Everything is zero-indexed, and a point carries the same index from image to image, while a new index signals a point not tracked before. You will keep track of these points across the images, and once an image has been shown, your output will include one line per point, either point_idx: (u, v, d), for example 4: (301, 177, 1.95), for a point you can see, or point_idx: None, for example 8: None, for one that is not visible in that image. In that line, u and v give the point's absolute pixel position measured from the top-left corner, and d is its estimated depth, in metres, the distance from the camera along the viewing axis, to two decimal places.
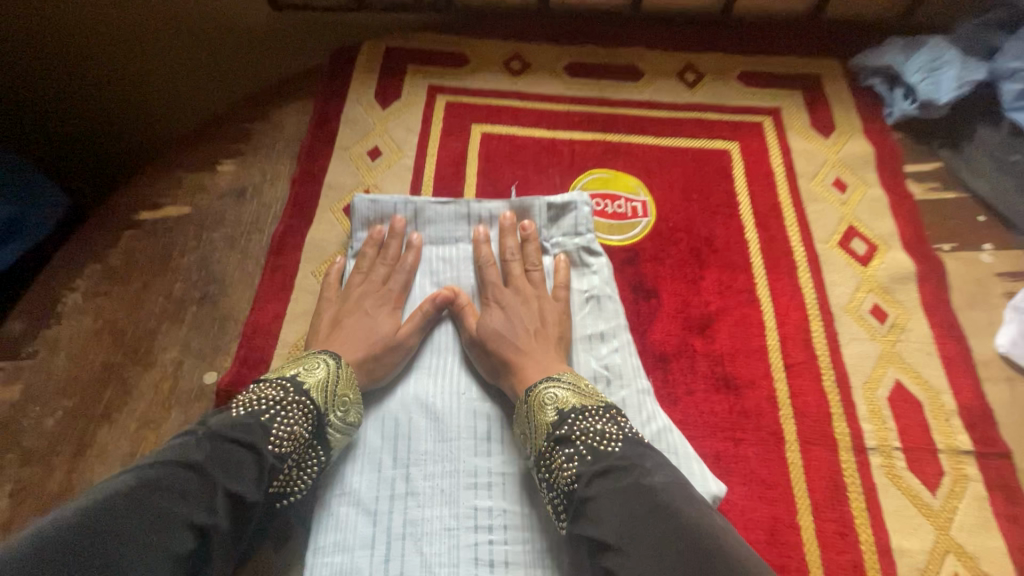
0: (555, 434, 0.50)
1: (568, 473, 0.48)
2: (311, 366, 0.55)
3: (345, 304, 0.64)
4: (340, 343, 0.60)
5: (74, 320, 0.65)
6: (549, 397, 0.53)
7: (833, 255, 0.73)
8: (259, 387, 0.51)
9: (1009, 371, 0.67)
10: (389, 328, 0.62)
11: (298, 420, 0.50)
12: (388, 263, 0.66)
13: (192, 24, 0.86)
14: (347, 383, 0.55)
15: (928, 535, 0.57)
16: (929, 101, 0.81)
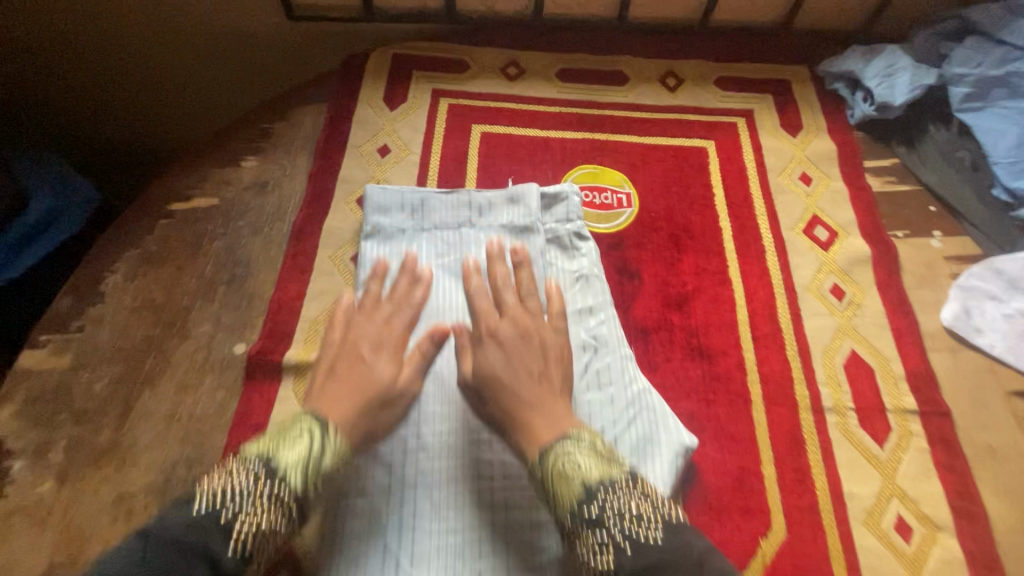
0: (584, 513, 0.49)
1: (599, 561, 0.47)
2: (293, 437, 0.52)
3: (343, 349, 0.64)
4: (334, 393, 0.59)
5: (116, 297, 0.72)
6: (574, 467, 0.52)
7: (798, 241, 0.82)
8: (234, 471, 0.48)
9: (952, 342, 0.75)
10: (386, 378, 0.62)
11: (274, 515, 0.47)
12: (395, 301, 0.69)
13: (220, 35, 0.97)
14: (333, 455, 0.53)
15: (875, 481, 0.64)
16: (885, 103, 0.90)
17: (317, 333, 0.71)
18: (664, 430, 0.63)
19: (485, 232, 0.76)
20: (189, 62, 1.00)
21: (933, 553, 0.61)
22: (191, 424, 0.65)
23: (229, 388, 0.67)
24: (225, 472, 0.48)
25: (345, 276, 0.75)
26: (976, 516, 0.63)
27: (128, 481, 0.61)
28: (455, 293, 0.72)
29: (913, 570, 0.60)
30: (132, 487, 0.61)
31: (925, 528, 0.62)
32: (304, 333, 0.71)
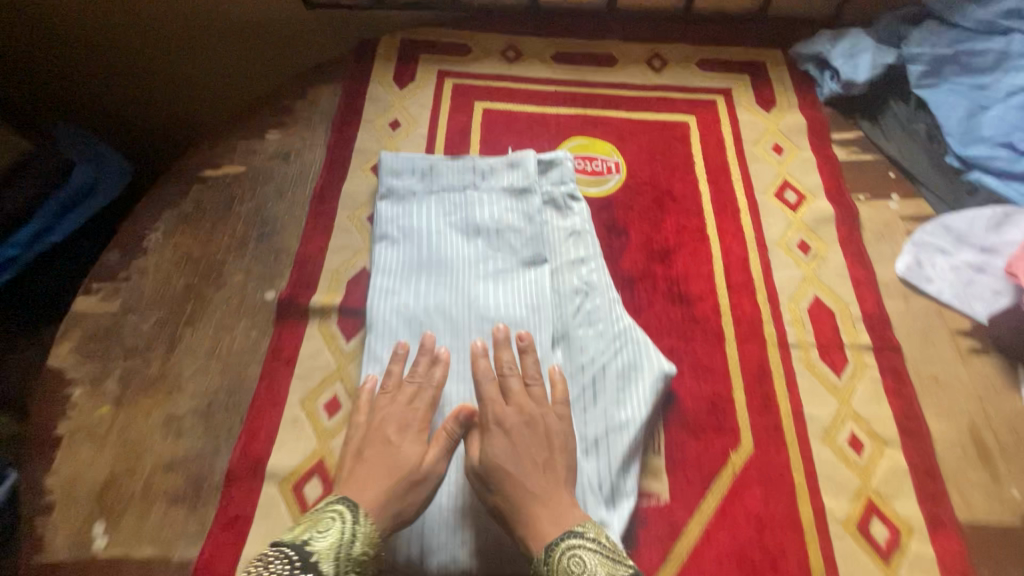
0: None
1: None
2: (321, 528, 0.55)
3: (369, 432, 0.63)
4: (361, 479, 0.59)
5: (158, 252, 0.81)
6: (579, 564, 0.53)
7: (770, 203, 0.91)
8: (270, 559, 0.52)
9: (905, 289, 0.84)
10: (414, 459, 0.61)
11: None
12: (417, 381, 0.67)
13: (245, 23, 1.08)
14: (364, 542, 0.55)
15: (832, 404, 0.73)
16: (849, 80, 0.99)
17: (339, 282, 0.79)
18: (647, 359, 0.72)
19: (488, 192, 0.85)
20: (204, 52, 1.12)
21: (881, 463, 0.69)
22: (229, 358, 0.73)
23: (262, 328, 0.75)
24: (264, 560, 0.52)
25: (362, 234, 0.84)
26: (921, 433, 0.72)
27: (175, 405, 0.70)
28: (462, 245, 0.81)
29: (864, 476, 0.68)
30: (179, 410, 0.69)
31: (876, 442, 0.71)
32: (327, 282, 0.79)
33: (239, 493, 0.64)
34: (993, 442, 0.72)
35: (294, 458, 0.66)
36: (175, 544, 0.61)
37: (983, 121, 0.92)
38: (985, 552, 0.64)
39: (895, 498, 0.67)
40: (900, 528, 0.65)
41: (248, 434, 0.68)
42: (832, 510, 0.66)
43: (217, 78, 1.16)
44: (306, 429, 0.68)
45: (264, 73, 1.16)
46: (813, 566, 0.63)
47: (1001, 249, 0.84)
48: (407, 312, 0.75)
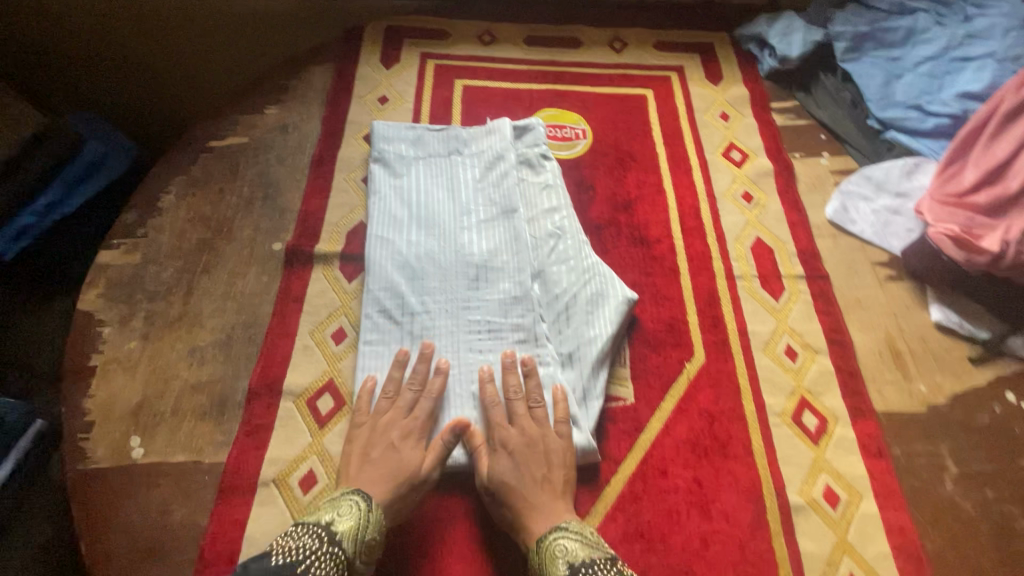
0: None
1: None
2: (342, 511, 0.63)
3: (374, 433, 0.70)
4: (369, 476, 0.67)
5: (172, 211, 0.89)
6: (562, 549, 0.61)
7: (718, 161, 1.04)
8: (299, 532, 0.61)
9: (834, 230, 0.97)
10: (415, 461, 0.68)
11: (329, 569, 0.58)
12: (416, 388, 0.73)
13: (243, 15, 1.18)
14: (375, 528, 0.63)
15: (770, 323, 0.86)
16: (784, 56, 1.12)
17: (339, 234, 0.89)
18: (613, 288, 0.83)
19: (471, 156, 0.95)
20: (192, 42, 1.21)
21: (812, 367, 0.83)
22: (243, 299, 0.82)
23: (272, 274, 0.84)
24: (294, 535, 0.61)
25: (358, 193, 0.93)
26: (845, 343, 0.85)
27: (196, 339, 0.78)
28: (448, 201, 0.91)
29: (797, 378, 0.81)
30: (202, 343, 0.78)
31: (808, 351, 0.84)
32: (329, 234, 0.89)
33: (260, 408, 0.74)
34: (904, 349, 0.85)
35: (306, 378, 0.76)
36: (206, 451, 0.71)
37: (898, 87, 1.05)
38: (895, 432, 0.78)
39: (823, 394, 0.80)
40: (827, 417, 0.78)
41: (265, 360, 0.77)
42: (771, 405, 0.79)
43: (203, 66, 1.25)
44: (316, 354, 0.78)
45: (246, 60, 1.25)
46: (755, 449, 0.75)
47: (912, 193, 0.98)
48: (400, 259, 0.84)
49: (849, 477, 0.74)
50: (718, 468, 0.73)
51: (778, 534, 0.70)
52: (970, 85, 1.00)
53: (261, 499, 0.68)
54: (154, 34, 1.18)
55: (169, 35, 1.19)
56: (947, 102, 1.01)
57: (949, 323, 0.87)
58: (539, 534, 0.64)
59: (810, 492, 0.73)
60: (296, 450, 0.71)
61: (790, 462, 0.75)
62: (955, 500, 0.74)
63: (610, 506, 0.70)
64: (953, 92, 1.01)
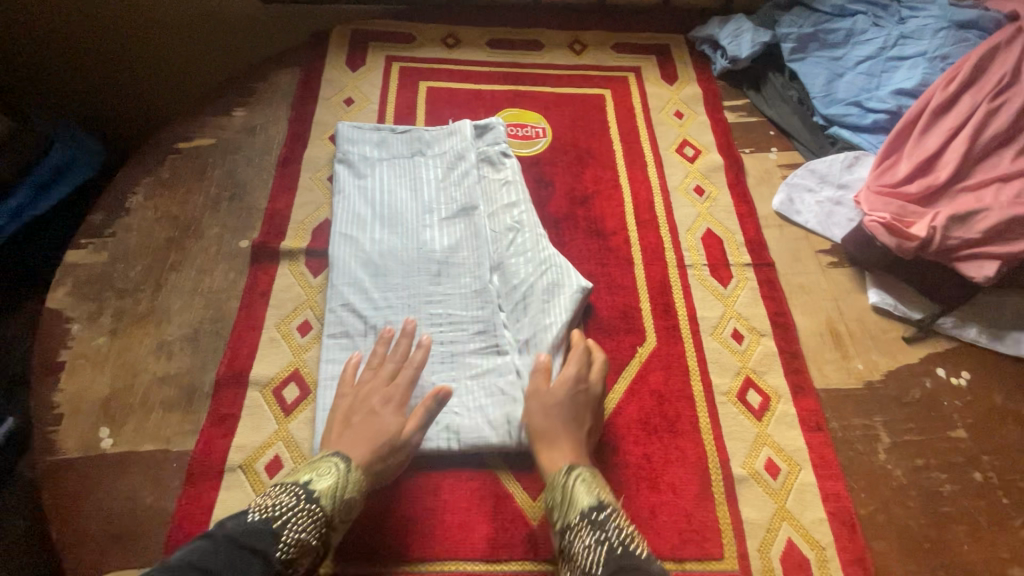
0: (592, 515, 0.64)
1: (592, 558, 0.61)
2: (322, 472, 0.66)
3: (356, 399, 0.73)
4: (350, 440, 0.69)
5: (140, 212, 0.91)
6: (591, 483, 0.67)
7: (672, 157, 1.09)
8: (279, 493, 0.64)
9: (780, 221, 1.03)
10: (395, 427, 0.71)
11: (306, 526, 0.61)
12: (398, 360, 0.76)
13: (212, 20, 1.20)
14: (352, 487, 0.66)
15: (719, 308, 0.91)
16: (734, 57, 1.18)
17: (304, 231, 0.92)
18: (569, 277, 0.87)
19: (433, 157, 0.99)
20: (162, 44, 1.22)
21: (757, 349, 0.87)
22: (211, 295, 0.85)
23: (239, 270, 0.87)
24: (273, 495, 0.64)
25: (323, 191, 0.96)
26: (788, 326, 0.90)
27: (165, 333, 0.81)
28: (411, 200, 0.94)
29: (743, 359, 0.86)
30: (170, 337, 0.80)
31: (753, 335, 0.89)
32: (295, 231, 0.91)
33: (227, 397, 0.76)
34: (844, 330, 0.91)
35: (272, 368, 0.79)
36: (174, 440, 0.73)
37: (839, 85, 1.11)
38: (833, 407, 0.83)
39: (767, 373, 0.85)
40: (770, 395, 0.83)
41: (232, 352, 0.80)
42: (717, 385, 0.83)
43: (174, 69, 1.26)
44: (282, 346, 0.81)
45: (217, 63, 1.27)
46: (702, 425, 0.80)
47: (852, 184, 1.03)
48: (364, 256, 0.87)
49: (789, 450, 0.79)
50: (667, 444, 0.78)
51: (721, 504, 0.74)
52: (903, 82, 1.06)
53: (229, 484, 0.70)
54: (125, 38, 1.20)
55: (140, 39, 1.21)
56: (884, 99, 1.07)
57: (886, 306, 0.92)
58: (561, 465, 0.69)
59: (753, 465, 0.77)
60: (263, 437, 0.74)
61: (735, 437, 0.79)
62: (888, 468, 0.79)
63: None
64: (890, 89, 1.07)
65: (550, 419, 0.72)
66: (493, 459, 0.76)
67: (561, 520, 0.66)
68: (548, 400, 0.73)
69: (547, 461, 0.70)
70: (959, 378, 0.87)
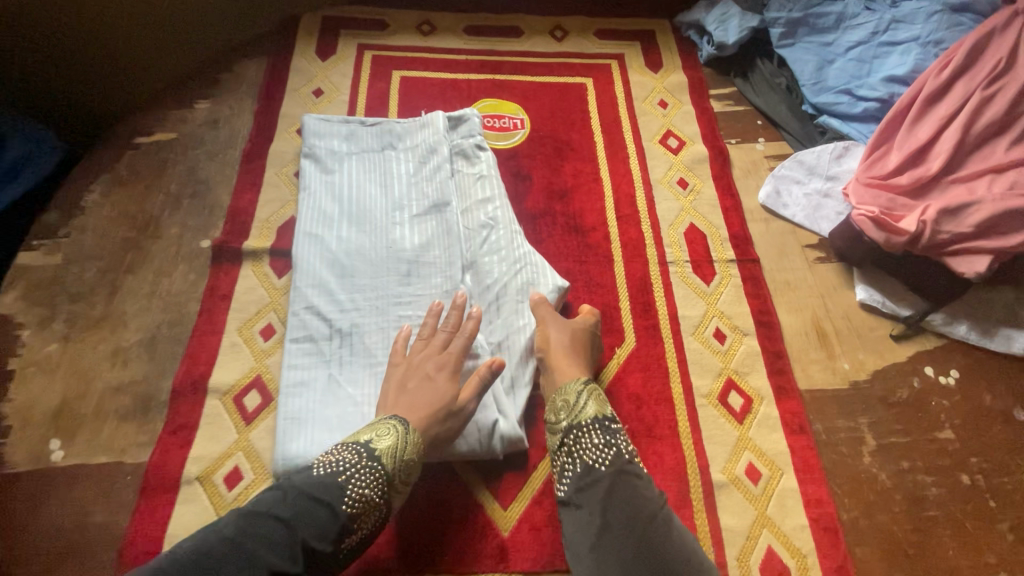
0: (604, 423, 0.70)
1: (600, 456, 0.68)
2: (382, 432, 0.67)
3: (410, 368, 0.73)
4: (407, 403, 0.70)
5: (96, 211, 0.87)
6: (602, 396, 0.73)
7: (655, 148, 1.05)
8: (343, 449, 0.66)
9: (766, 214, 0.99)
10: (449, 394, 0.70)
11: (369, 483, 0.63)
12: (449, 330, 0.76)
13: None
14: (413, 448, 0.67)
15: (700, 307, 0.88)
16: (721, 43, 1.13)
17: (269, 230, 0.88)
18: (544, 276, 0.84)
19: (404, 150, 0.95)
20: None
21: (739, 349, 0.84)
22: (169, 298, 0.81)
23: (199, 272, 0.83)
24: (340, 450, 0.66)
25: (290, 187, 0.92)
26: (772, 324, 0.87)
27: (120, 339, 0.77)
28: (380, 196, 0.90)
29: (725, 360, 0.83)
30: (126, 343, 0.77)
31: (735, 334, 0.86)
32: (259, 230, 0.88)
33: (185, 406, 0.73)
34: (830, 329, 0.88)
35: (232, 375, 0.76)
36: (128, 452, 0.70)
37: (829, 72, 1.07)
38: (818, 409, 0.80)
39: (749, 374, 0.82)
40: (752, 397, 0.80)
41: (190, 359, 0.76)
42: (698, 387, 0.80)
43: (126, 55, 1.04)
44: (244, 351, 0.78)
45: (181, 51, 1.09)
46: (681, 430, 0.77)
47: (841, 176, 0.99)
48: (330, 255, 0.83)
49: (771, 454, 0.76)
50: (644, 449, 0.75)
51: (700, 511, 0.72)
52: (895, 69, 1.02)
53: (185, 497, 0.67)
54: None
55: None
56: (875, 86, 1.02)
57: (874, 302, 0.89)
58: (576, 374, 0.74)
59: (733, 470, 0.75)
60: (221, 447, 0.71)
61: (715, 441, 0.76)
62: (873, 472, 0.76)
63: (537, 491, 0.72)
64: (881, 77, 1.03)
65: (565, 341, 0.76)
66: (463, 468, 0.73)
67: (569, 418, 0.71)
68: (563, 324, 0.78)
69: (561, 372, 0.74)
70: (947, 377, 0.84)
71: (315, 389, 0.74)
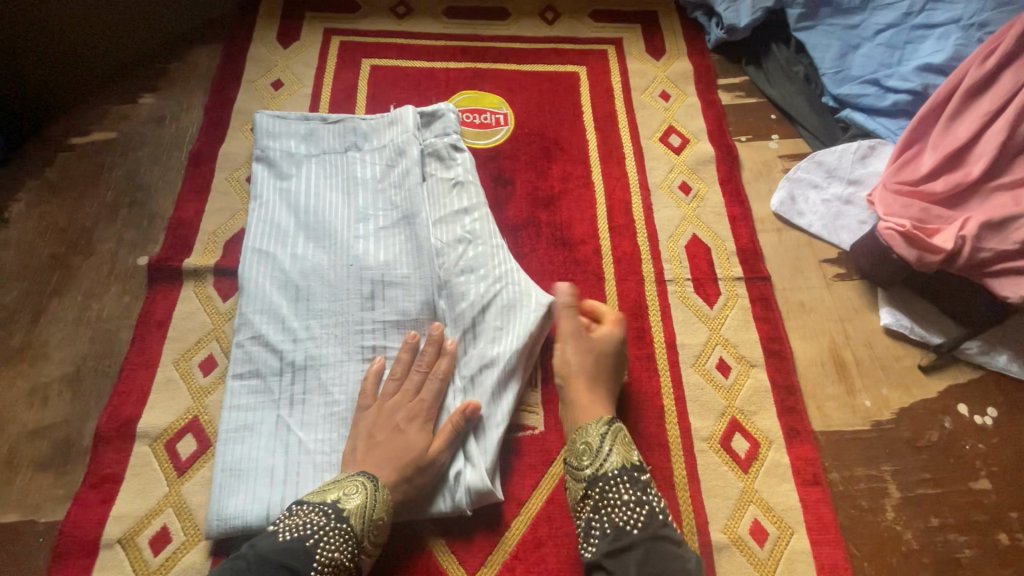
0: (632, 474, 0.60)
1: (630, 517, 0.57)
2: (349, 490, 0.59)
3: (379, 416, 0.64)
4: (375, 458, 0.61)
5: (21, 223, 0.78)
6: (629, 440, 0.63)
7: (654, 147, 0.93)
8: (307, 508, 0.58)
9: (779, 224, 0.88)
10: (420, 444, 0.63)
11: (338, 547, 0.56)
12: (423, 370, 0.67)
13: None
14: (384, 506, 0.59)
15: (702, 333, 0.77)
16: (731, 26, 1.00)
17: (215, 247, 0.78)
18: (528, 297, 0.72)
19: (370, 151, 0.83)
20: None
21: (745, 383, 0.74)
22: (98, 325, 0.72)
23: (135, 294, 0.74)
24: (303, 507, 0.58)
25: (241, 195, 0.82)
26: (784, 353, 0.76)
27: (41, 374, 0.68)
28: (342, 205, 0.79)
29: (728, 397, 0.73)
30: (46, 379, 0.68)
31: (741, 365, 0.75)
32: (204, 246, 0.78)
33: (109, 455, 0.64)
34: (850, 358, 0.77)
35: (165, 418, 0.67)
36: (43, 508, 0.61)
37: (854, 60, 0.94)
38: (834, 455, 0.71)
39: (756, 414, 0.72)
40: (759, 440, 0.71)
41: (119, 398, 0.67)
42: (697, 429, 0.71)
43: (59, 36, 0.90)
44: (180, 388, 0.68)
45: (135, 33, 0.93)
46: (677, 481, 0.68)
47: (865, 180, 0.88)
48: (282, 276, 0.73)
49: (780, 509, 0.67)
50: None
51: None
52: (931, 56, 0.89)
53: (105, 563, 0.59)
54: None
55: None
56: (907, 76, 0.90)
57: (900, 328, 0.78)
58: (597, 415, 0.65)
59: (736, 529, 0.66)
60: (149, 503, 0.62)
61: (716, 494, 0.67)
62: (897, 530, 0.67)
63: (509, 555, 0.63)
64: (914, 65, 0.90)
65: (587, 369, 0.67)
66: (425, 526, 0.64)
67: (593, 466, 0.61)
68: (582, 345, 0.68)
69: (582, 409, 0.65)
70: (984, 416, 0.74)
71: (260, 435, 0.64)
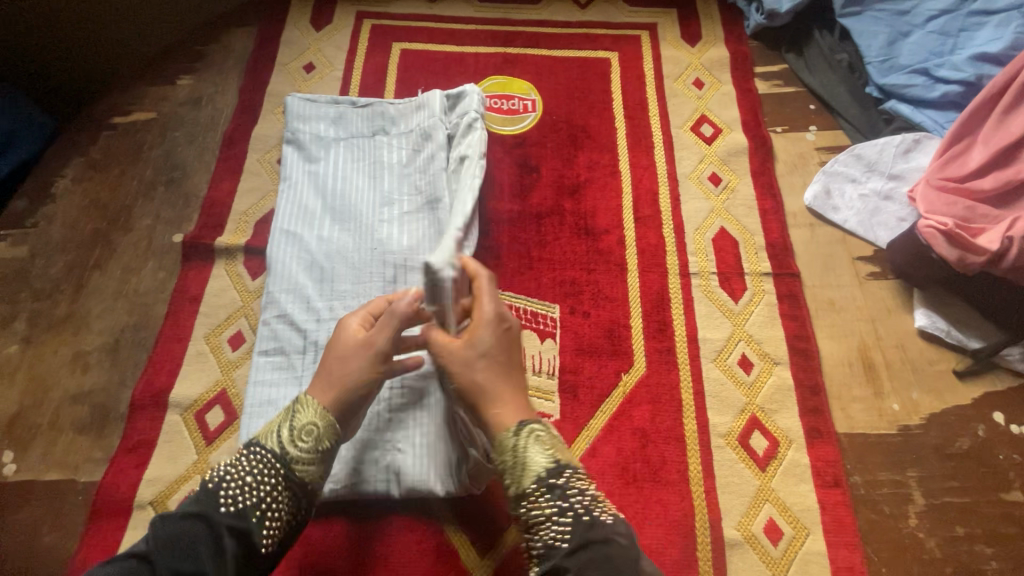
0: (545, 481, 0.52)
1: (553, 534, 0.50)
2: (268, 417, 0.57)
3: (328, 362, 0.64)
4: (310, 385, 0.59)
5: (66, 197, 0.82)
6: (543, 438, 0.54)
7: (685, 137, 0.91)
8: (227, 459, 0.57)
9: (811, 219, 0.85)
10: None
11: (246, 469, 0.53)
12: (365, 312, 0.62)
13: None
14: (303, 422, 0.56)
15: (726, 328, 0.76)
16: (772, 11, 0.96)
17: (245, 227, 0.80)
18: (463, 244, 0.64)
19: (397, 136, 0.83)
20: None
21: (768, 381, 0.73)
22: (136, 298, 0.75)
23: (169, 269, 0.77)
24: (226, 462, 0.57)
25: (272, 176, 0.84)
26: (810, 353, 0.74)
27: (83, 342, 0.72)
28: (368, 188, 0.79)
29: (749, 394, 0.72)
30: (87, 347, 0.72)
31: (764, 363, 0.74)
32: (235, 224, 0.80)
33: (142, 421, 0.68)
34: (879, 359, 0.75)
35: (195, 388, 0.70)
36: (81, 469, 0.65)
37: (903, 48, 0.89)
38: (857, 458, 0.69)
39: (778, 413, 0.71)
40: (779, 439, 0.69)
41: (152, 367, 0.70)
42: (715, 425, 0.70)
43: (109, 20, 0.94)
44: (210, 361, 0.71)
45: (164, 22, 0.96)
46: (691, 476, 0.67)
47: (907, 175, 0.84)
48: (308, 257, 0.74)
49: (796, 510, 0.66)
50: (647, 494, 0.66)
51: (706, 572, 0.63)
52: (988, 44, 0.83)
53: (136, 523, 0.63)
54: None
55: None
56: (959, 65, 0.84)
57: (934, 331, 0.75)
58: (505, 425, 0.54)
59: (750, 526, 0.65)
60: (178, 469, 0.66)
61: (730, 490, 0.67)
62: (918, 538, 0.65)
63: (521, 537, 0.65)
64: (968, 53, 0.84)
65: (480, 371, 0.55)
66: (437, 505, 0.66)
67: (512, 486, 0.53)
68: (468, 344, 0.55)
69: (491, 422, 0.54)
70: (1021, 426, 0.70)
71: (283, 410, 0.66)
